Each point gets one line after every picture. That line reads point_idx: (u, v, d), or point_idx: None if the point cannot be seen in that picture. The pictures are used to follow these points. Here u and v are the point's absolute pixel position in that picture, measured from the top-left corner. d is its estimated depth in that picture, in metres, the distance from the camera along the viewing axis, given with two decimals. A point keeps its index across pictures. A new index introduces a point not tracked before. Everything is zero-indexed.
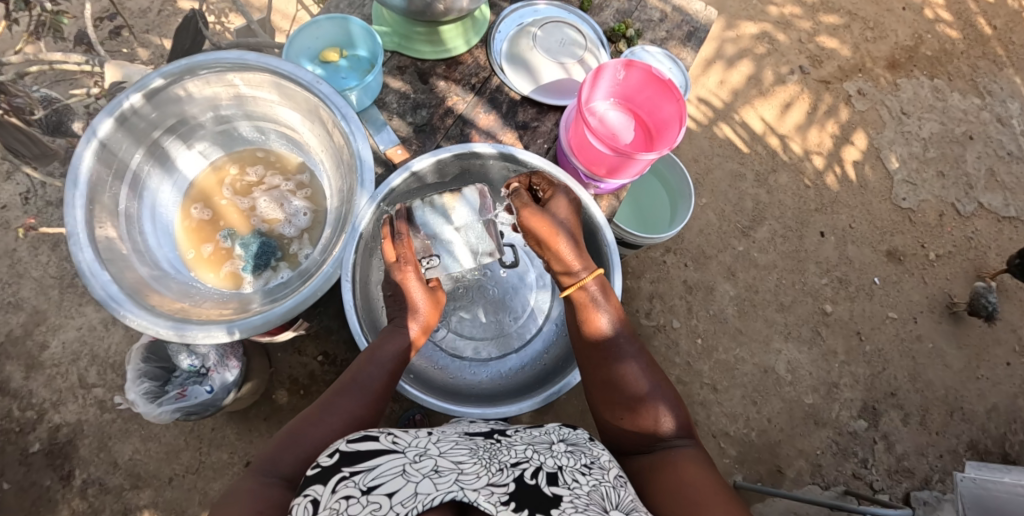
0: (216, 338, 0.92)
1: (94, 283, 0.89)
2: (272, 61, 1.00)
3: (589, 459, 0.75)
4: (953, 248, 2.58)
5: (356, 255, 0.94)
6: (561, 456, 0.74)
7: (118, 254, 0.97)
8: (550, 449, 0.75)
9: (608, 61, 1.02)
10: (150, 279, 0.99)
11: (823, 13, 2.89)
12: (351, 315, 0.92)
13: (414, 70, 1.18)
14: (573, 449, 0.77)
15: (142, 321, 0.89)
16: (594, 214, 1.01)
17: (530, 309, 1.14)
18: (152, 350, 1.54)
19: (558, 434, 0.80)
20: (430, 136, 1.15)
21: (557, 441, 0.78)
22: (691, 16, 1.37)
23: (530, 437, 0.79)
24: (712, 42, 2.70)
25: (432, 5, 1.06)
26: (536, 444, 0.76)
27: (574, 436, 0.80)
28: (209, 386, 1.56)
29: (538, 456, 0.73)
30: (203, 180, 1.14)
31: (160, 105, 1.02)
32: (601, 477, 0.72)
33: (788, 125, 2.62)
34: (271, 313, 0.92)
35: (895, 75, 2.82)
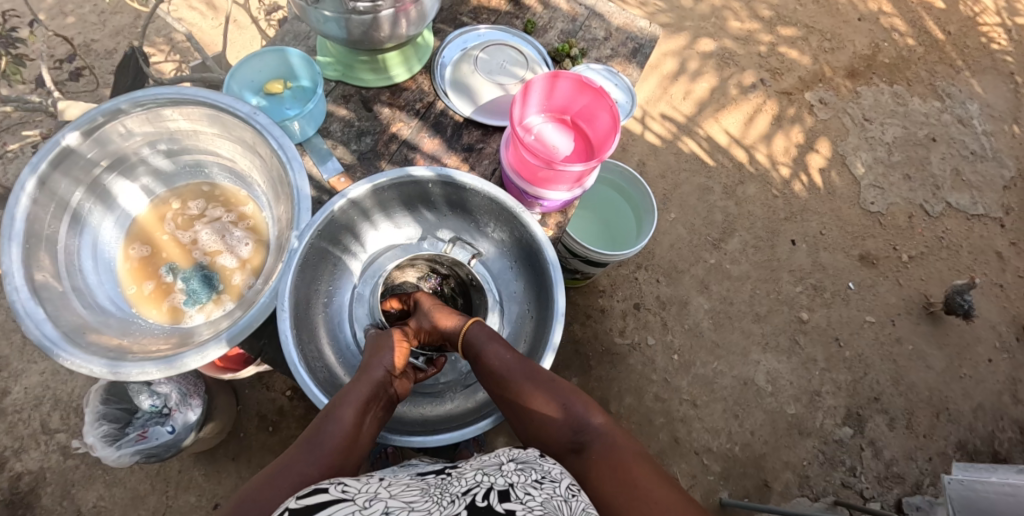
0: (152, 375, 0.90)
1: (28, 324, 0.87)
2: (208, 95, 1.01)
3: (540, 474, 0.72)
4: (925, 248, 2.60)
5: (292, 286, 0.92)
6: (511, 475, 0.71)
7: (55, 294, 0.95)
8: (500, 469, 0.73)
9: (600, 110, 1.03)
10: (88, 317, 0.97)
11: (780, 26, 2.98)
12: (288, 344, 0.89)
13: (359, 98, 1.20)
14: (523, 466, 0.74)
15: (76, 361, 0.87)
16: (536, 233, 0.98)
17: None
18: (112, 391, 1.51)
19: (507, 455, 0.78)
20: (374, 162, 1.15)
21: (507, 463, 0.75)
22: (635, 33, 1.40)
23: (479, 463, 0.76)
24: (675, 59, 2.76)
25: (370, 34, 1.08)
26: (486, 467, 0.74)
27: (525, 455, 0.78)
28: (171, 426, 1.53)
29: (487, 479, 0.70)
30: (145, 217, 1.14)
31: (98, 142, 1.02)
32: (554, 491, 0.69)
33: (753, 136, 2.66)
34: (207, 347, 0.90)
35: (854, 83, 2.89)
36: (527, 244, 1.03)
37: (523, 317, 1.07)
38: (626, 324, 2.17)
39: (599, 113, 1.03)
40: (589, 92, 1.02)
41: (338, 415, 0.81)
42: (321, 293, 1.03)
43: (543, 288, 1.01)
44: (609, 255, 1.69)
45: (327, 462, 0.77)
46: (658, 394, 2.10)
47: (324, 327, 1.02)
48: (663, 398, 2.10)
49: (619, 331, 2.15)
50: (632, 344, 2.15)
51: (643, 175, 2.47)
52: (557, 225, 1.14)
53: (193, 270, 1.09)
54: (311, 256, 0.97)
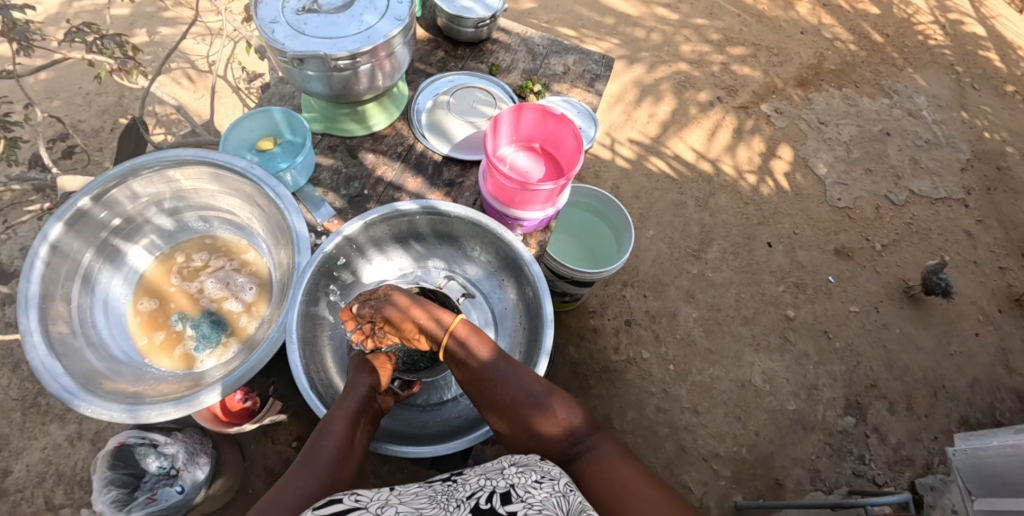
0: (169, 415, 0.94)
1: (47, 377, 0.93)
2: (207, 154, 1.11)
3: (539, 475, 0.78)
4: (896, 236, 2.71)
5: (298, 320, 0.99)
6: (512, 477, 0.77)
7: (71, 347, 1.01)
8: (502, 473, 0.79)
9: (564, 135, 1.13)
10: (103, 368, 1.03)
11: (729, 47, 3.19)
12: (298, 373, 0.96)
13: (344, 147, 1.30)
14: (523, 469, 0.80)
15: (99, 408, 0.92)
16: (520, 250, 1.06)
17: None
18: (119, 456, 1.53)
19: (508, 460, 0.83)
20: (363, 204, 1.24)
21: (508, 466, 0.81)
22: (591, 66, 1.54)
23: (483, 467, 0.82)
24: (635, 87, 2.94)
25: (350, 87, 1.18)
26: (490, 472, 0.80)
27: (525, 458, 0.83)
28: (180, 486, 1.58)
29: (490, 483, 0.76)
30: (152, 272, 1.20)
31: (106, 206, 1.11)
32: (553, 489, 0.75)
33: (717, 149, 2.81)
34: (222, 384, 0.95)
35: (805, 91, 3.09)
36: (512, 261, 1.11)
37: (516, 330, 1.14)
38: (620, 341, 2.23)
39: (563, 137, 1.13)
40: (552, 119, 1.13)
41: (330, 429, 0.86)
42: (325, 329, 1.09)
43: (531, 301, 1.09)
44: (594, 273, 1.78)
45: (327, 471, 0.82)
46: (660, 406, 2.14)
47: (331, 358, 1.08)
48: (666, 409, 2.14)
49: (613, 349, 2.21)
50: (628, 360, 2.20)
51: (618, 197, 2.59)
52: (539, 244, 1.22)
53: (202, 317, 1.15)
54: (312, 294, 1.04)
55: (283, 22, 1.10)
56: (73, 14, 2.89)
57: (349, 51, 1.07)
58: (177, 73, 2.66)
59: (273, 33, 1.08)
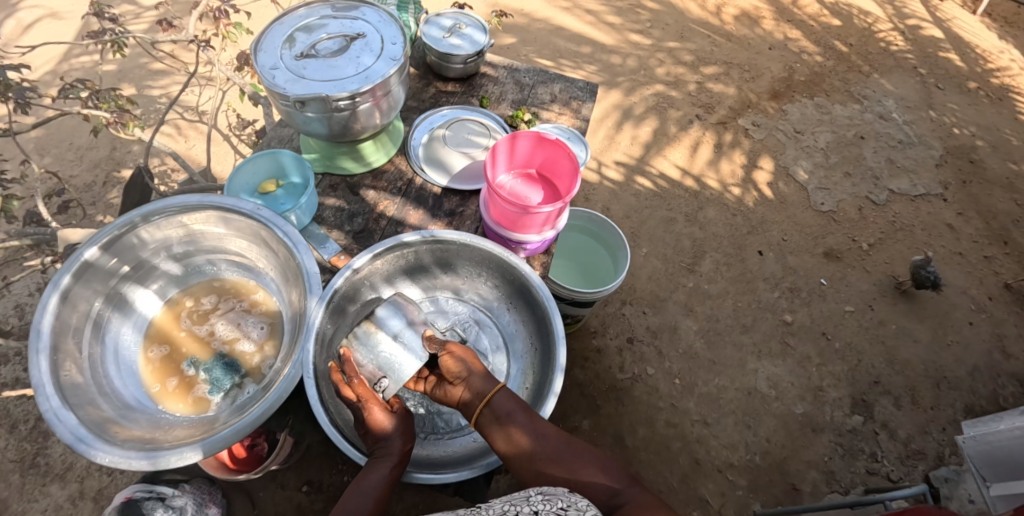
0: (189, 459, 0.95)
1: (62, 427, 0.94)
2: (215, 199, 1.14)
3: (565, 503, 0.81)
4: (882, 234, 2.79)
5: (315, 354, 1.01)
6: (538, 503, 0.82)
7: (85, 397, 1.02)
8: (527, 500, 0.84)
9: (559, 157, 1.18)
10: (117, 416, 1.03)
11: (702, 66, 3.32)
12: (317, 408, 0.97)
13: (346, 186, 1.35)
14: (548, 497, 0.84)
15: (118, 457, 0.93)
16: (524, 270, 1.09)
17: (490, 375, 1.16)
18: (127, 511, 1.52)
19: (535, 490, 0.88)
20: (368, 238, 1.28)
21: (534, 495, 0.85)
22: (576, 93, 1.61)
23: (511, 497, 0.87)
24: (617, 110, 3.04)
25: (350, 127, 1.23)
26: (515, 500, 0.85)
27: (553, 489, 0.87)
28: None
29: (515, 508, 0.82)
30: (161, 318, 1.22)
31: (115, 255, 1.13)
32: None
33: (701, 164, 2.90)
34: (240, 424, 0.96)
35: (779, 103, 3.21)
36: (519, 283, 1.13)
37: (527, 351, 1.16)
38: (623, 360, 2.25)
39: (560, 160, 1.18)
40: (546, 145, 1.18)
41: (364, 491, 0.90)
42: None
43: (541, 321, 1.11)
44: (594, 292, 1.82)
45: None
46: (669, 420, 2.14)
47: None
48: (675, 422, 2.14)
49: (618, 367, 2.23)
50: (633, 377, 2.22)
51: (609, 217, 2.65)
52: (543, 265, 1.26)
53: (213, 360, 1.16)
54: (327, 329, 1.06)
55: (283, 69, 1.15)
56: (64, 77, 2.95)
57: (349, 92, 1.12)
58: (170, 128, 2.72)
59: (274, 78, 1.13)
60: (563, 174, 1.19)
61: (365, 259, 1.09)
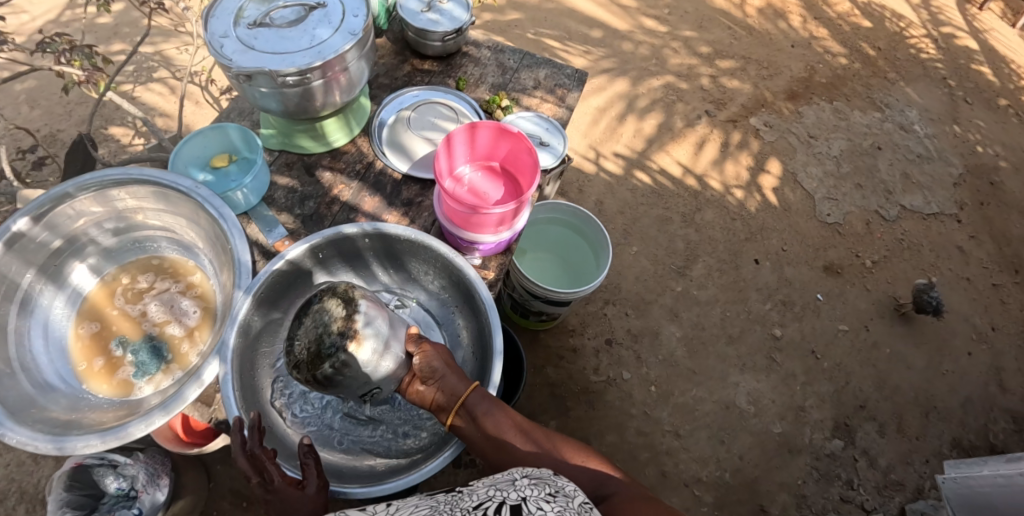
0: (97, 447, 0.91)
1: None
2: (154, 174, 1.07)
3: (554, 488, 0.74)
4: (887, 252, 2.66)
5: (235, 348, 0.95)
6: (524, 488, 0.73)
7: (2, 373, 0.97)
8: (513, 484, 0.75)
9: (523, 153, 1.09)
10: (35, 395, 0.99)
11: (718, 59, 3.16)
12: (229, 405, 0.92)
13: (301, 165, 1.26)
14: (536, 481, 0.76)
15: (20, 440, 0.88)
16: (469, 274, 1.02)
17: None
18: (76, 478, 1.50)
19: (520, 472, 0.79)
20: (318, 224, 1.20)
21: (521, 478, 0.77)
22: (562, 80, 1.50)
23: (493, 479, 0.78)
24: (622, 99, 2.90)
25: (303, 104, 1.14)
26: (499, 483, 0.76)
27: (539, 472, 0.79)
28: (139, 509, 1.58)
29: (500, 493, 0.72)
30: (95, 293, 1.15)
31: (48, 226, 1.07)
32: (568, 503, 0.70)
33: (704, 163, 2.77)
34: (151, 416, 0.92)
35: (795, 104, 3.05)
36: (464, 287, 1.06)
37: (468, 360, 1.09)
38: (599, 362, 2.17)
39: (523, 156, 1.09)
40: (508, 136, 1.09)
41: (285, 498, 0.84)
42: (263, 358, 1.05)
43: (482, 330, 1.04)
44: (568, 293, 1.73)
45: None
46: (640, 428, 2.08)
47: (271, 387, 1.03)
48: (647, 431, 2.08)
49: (593, 369, 2.15)
50: (608, 380, 2.14)
51: (601, 212, 2.54)
52: (496, 269, 1.17)
53: (142, 342, 1.10)
54: (253, 322, 1.00)
55: (233, 37, 1.06)
56: (53, 23, 2.86)
57: (298, 67, 1.03)
58: (154, 85, 2.63)
59: (221, 47, 1.04)
60: (525, 171, 1.10)
61: (300, 248, 1.02)
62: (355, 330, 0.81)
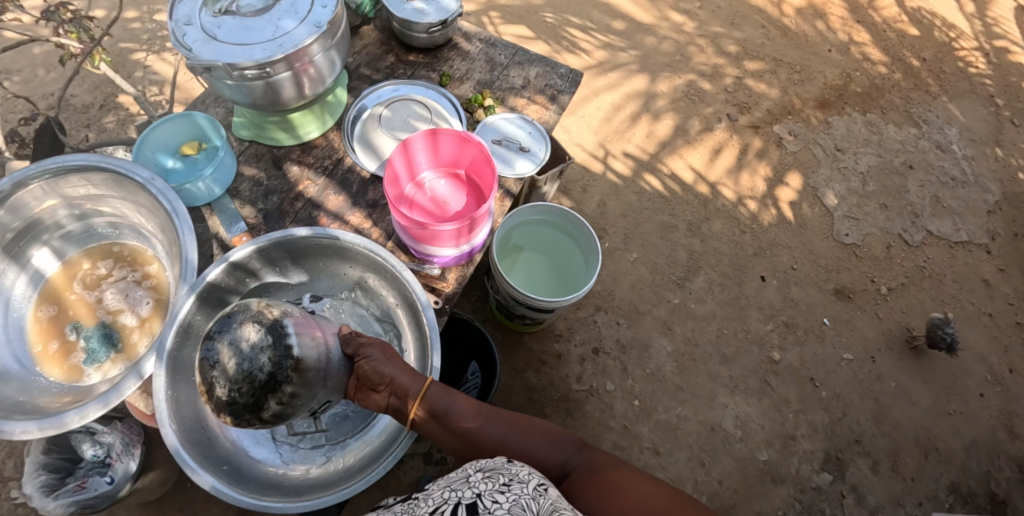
0: (34, 435, 0.91)
1: None
2: (113, 162, 1.03)
3: (507, 477, 0.80)
4: (906, 279, 2.52)
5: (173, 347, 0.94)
6: (478, 484, 0.80)
7: None
8: (467, 481, 0.82)
9: (487, 162, 1.05)
10: None
11: (746, 60, 2.99)
12: (160, 405, 0.91)
13: (270, 156, 1.22)
14: (489, 473, 0.82)
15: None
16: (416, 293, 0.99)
17: None
18: (54, 441, 1.56)
19: (475, 465, 0.85)
20: (278, 220, 1.16)
21: (473, 473, 0.83)
22: (553, 81, 1.42)
23: (448, 479, 0.85)
24: (639, 97, 2.77)
25: (266, 97, 1.09)
26: (453, 482, 0.83)
27: (493, 462, 0.85)
28: (111, 476, 1.57)
29: (455, 494, 0.79)
30: (56, 275, 1.13)
31: (11, 208, 1.04)
32: (521, 491, 0.77)
33: (719, 171, 2.64)
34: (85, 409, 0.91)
35: (825, 113, 2.88)
36: (411, 302, 1.03)
37: None
38: (584, 370, 2.11)
39: (487, 166, 1.05)
40: (472, 145, 1.05)
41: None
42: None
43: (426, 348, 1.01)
44: (547, 301, 1.68)
45: None
46: (618, 442, 2.02)
47: None
48: (625, 446, 2.02)
49: (576, 377, 2.10)
50: (590, 390, 2.08)
51: (604, 214, 2.45)
52: (454, 281, 1.11)
53: (95, 329, 1.08)
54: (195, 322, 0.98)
55: (197, 25, 1.01)
56: None
57: (256, 61, 0.98)
58: (165, 52, 2.61)
59: (183, 36, 0.99)
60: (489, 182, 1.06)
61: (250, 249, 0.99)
62: (293, 358, 0.73)
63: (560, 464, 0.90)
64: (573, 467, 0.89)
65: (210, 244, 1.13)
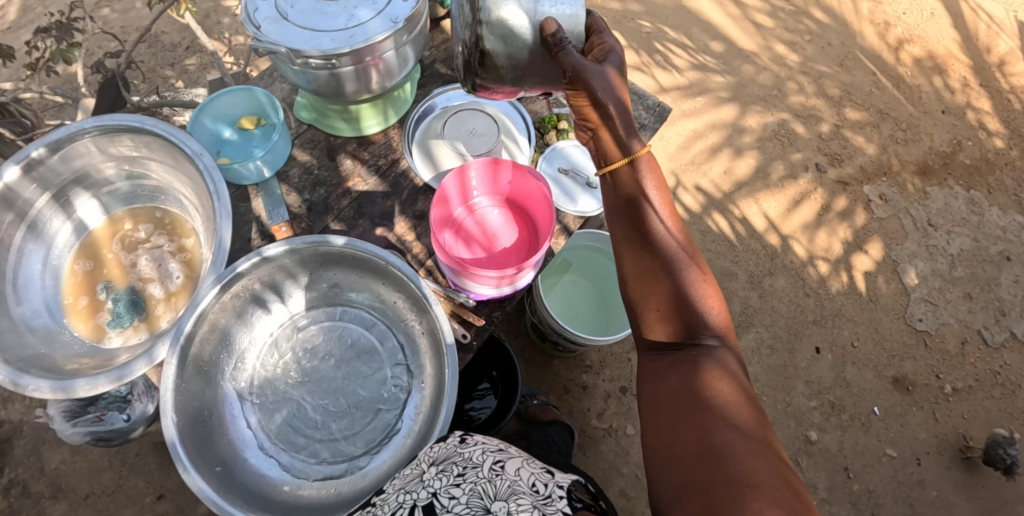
0: (45, 394, 0.89)
1: None
2: (166, 129, 1.00)
3: (462, 466, 0.81)
4: (975, 382, 2.28)
5: (188, 335, 0.90)
6: (432, 480, 0.79)
7: None
8: (421, 481, 0.81)
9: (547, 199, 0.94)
10: (17, 320, 0.99)
11: (848, 107, 2.74)
12: (164, 393, 0.87)
13: (325, 145, 1.16)
14: (441, 461, 0.83)
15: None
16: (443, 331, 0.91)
17: (376, 417, 1.01)
18: None
19: (428, 453, 0.86)
20: (321, 215, 1.10)
21: (424, 466, 0.83)
22: (639, 112, 1.29)
23: (401, 479, 0.84)
24: (723, 128, 2.59)
25: (328, 85, 1.02)
26: (407, 483, 0.82)
27: (444, 445, 0.87)
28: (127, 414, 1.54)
29: (409, 496, 0.78)
30: (97, 230, 1.11)
31: (66, 157, 1.03)
32: (475, 477, 0.79)
33: (794, 224, 2.44)
34: (93, 381, 0.89)
35: (924, 181, 2.61)
36: (435, 334, 0.95)
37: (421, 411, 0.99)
38: (606, 408, 2.01)
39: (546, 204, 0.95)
40: (532, 179, 0.95)
41: None
42: (223, 348, 0.99)
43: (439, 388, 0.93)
44: (585, 337, 1.57)
45: None
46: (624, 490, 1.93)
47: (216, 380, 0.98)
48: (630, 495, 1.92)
49: (596, 414, 2.00)
50: (607, 430, 1.99)
51: None
52: (488, 317, 1.03)
53: (124, 292, 1.06)
54: (215, 311, 0.94)
55: (270, 0, 0.95)
56: None
57: (322, 51, 0.91)
58: None
59: (255, 11, 0.94)
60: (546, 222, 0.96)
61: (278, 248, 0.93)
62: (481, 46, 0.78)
63: (709, 334, 0.75)
64: (716, 351, 0.74)
65: (249, 226, 1.09)
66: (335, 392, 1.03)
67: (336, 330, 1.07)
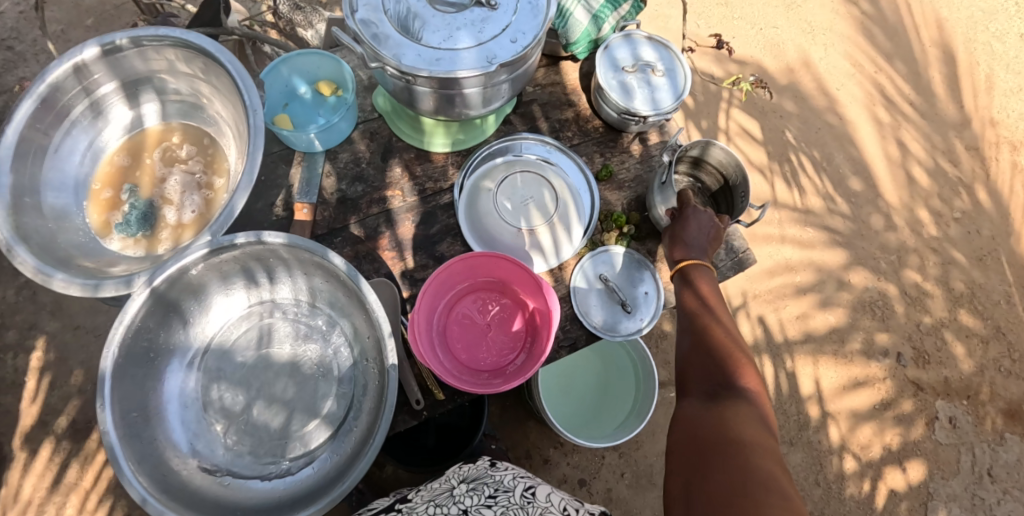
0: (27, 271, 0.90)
1: None
2: (237, 69, 0.96)
3: (489, 489, 1.05)
4: None
5: (166, 281, 0.89)
6: (466, 498, 1.04)
7: (34, 150, 0.99)
8: (453, 495, 1.06)
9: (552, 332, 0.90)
10: (45, 186, 1.01)
11: (965, 309, 2.41)
12: (117, 324, 0.86)
13: (384, 143, 1.10)
14: (472, 483, 1.08)
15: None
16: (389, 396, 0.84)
17: (301, 434, 0.97)
18: None
19: (459, 478, 1.12)
20: (346, 212, 1.05)
21: (457, 485, 1.09)
22: None
23: (433, 492, 1.09)
24: (815, 270, 2.34)
25: (402, 92, 0.95)
26: (438, 498, 1.06)
27: (473, 471, 1.14)
28: None
29: (444, 505, 1.03)
30: (148, 132, 1.11)
31: (144, 55, 1.03)
32: (500, 497, 1.03)
33: (841, 403, 2.19)
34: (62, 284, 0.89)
35: (1009, 426, 2.27)
36: (383, 391, 0.88)
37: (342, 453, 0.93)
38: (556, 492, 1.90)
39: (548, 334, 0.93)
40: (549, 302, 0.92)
41: None
42: (192, 299, 0.97)
43: (362, 445, 0.87)
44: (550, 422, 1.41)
45: None
46: None
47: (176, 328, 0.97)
48: None
49: None
50: None
51: None
52: (452, 397, 0.97)
53: (142, 202, 1.05)
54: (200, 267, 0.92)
55: None
56: None
57: (400, 64, 0.85)
58: None
59: None
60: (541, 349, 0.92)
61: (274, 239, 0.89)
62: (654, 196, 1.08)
63: (737, 386, 0.87)
64: (743, 398, 0.85)
65: (276, 192, 1.05)
66: (280, 390, 0.99)
67: (305, 330, 1.03)
